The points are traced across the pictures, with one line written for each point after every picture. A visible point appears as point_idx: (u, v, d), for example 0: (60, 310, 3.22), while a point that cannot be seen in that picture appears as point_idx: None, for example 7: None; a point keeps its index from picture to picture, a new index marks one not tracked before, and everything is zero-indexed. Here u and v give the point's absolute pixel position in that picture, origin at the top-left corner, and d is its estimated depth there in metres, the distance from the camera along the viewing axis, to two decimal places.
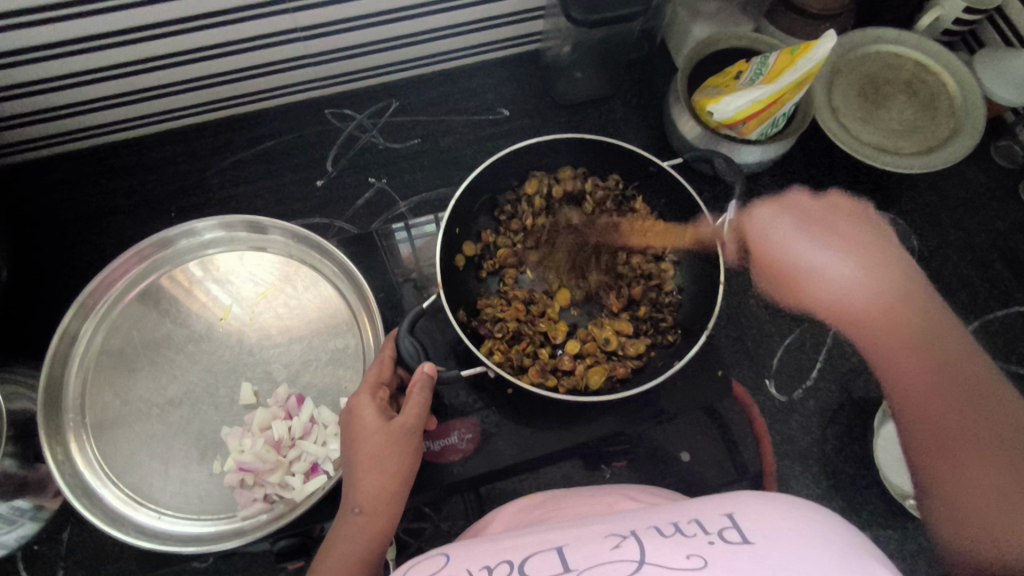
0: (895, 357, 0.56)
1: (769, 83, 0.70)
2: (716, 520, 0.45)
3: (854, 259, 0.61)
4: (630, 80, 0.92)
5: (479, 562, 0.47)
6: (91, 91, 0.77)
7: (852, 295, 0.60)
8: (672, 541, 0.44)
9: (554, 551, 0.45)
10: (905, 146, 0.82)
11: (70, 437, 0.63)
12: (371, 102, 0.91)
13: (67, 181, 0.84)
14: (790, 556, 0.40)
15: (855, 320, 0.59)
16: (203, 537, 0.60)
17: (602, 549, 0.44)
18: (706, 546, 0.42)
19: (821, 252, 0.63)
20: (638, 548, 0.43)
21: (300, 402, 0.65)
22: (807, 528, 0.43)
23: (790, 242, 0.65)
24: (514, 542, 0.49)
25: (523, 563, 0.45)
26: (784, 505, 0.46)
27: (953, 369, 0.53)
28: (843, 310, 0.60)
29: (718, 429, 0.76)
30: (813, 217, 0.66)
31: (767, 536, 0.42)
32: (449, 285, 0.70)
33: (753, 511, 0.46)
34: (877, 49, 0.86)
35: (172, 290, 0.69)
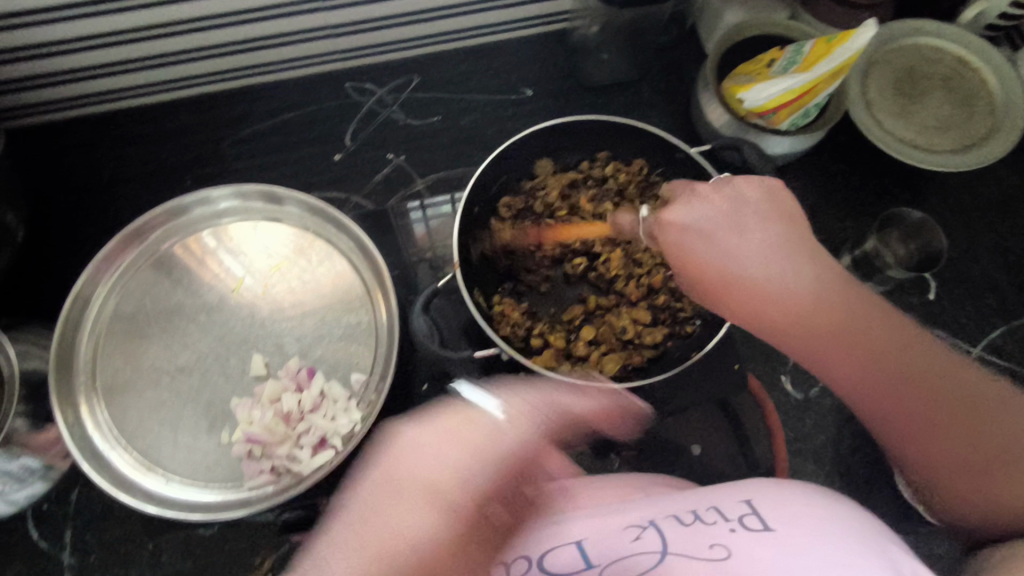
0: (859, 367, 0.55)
1: (804, 72, 0.68)
2: (734, 508, 0.46)
3: (780, 253, 0.58)
4: (658, 65, 0.90)
5: (497, 555, 0.47)
6: (111, 53, 0.76)
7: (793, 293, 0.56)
8: (694, 529, 0.44)
9: (572, 545, 0.46)
10: (941, 144, 0.79)
11: (80, 400, 0.63)
12: (393, 77, 0.89)
13: (85, 144, 0.84)
14: (812, 542, 0.41)
15: (798, 328, 0.56)
16: (209, 506, 0.60)
17: (621, 544, 0.44)
18: (727, 534, 0.42)
19: (747, 243, 0.59)
20: (660, 539, 0.43)
21: (311, 375, 0.65)
22: (826, 516, 0.44)
23: (716, 244, 0.59)
24: (531, 531, 0.49)
25: (542, 558, 0.45)
26: (800, 494, 0.47)
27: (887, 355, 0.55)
28: (788, 310, 0.56)
29: (731, 425, 0.73)
30: (730, 206, 0.60)
31: (788, 526, 0.42)
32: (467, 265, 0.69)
33: (770, 500, 0.46)
34: (915, 42, 0.83)
35: (187, 259, 0.69)
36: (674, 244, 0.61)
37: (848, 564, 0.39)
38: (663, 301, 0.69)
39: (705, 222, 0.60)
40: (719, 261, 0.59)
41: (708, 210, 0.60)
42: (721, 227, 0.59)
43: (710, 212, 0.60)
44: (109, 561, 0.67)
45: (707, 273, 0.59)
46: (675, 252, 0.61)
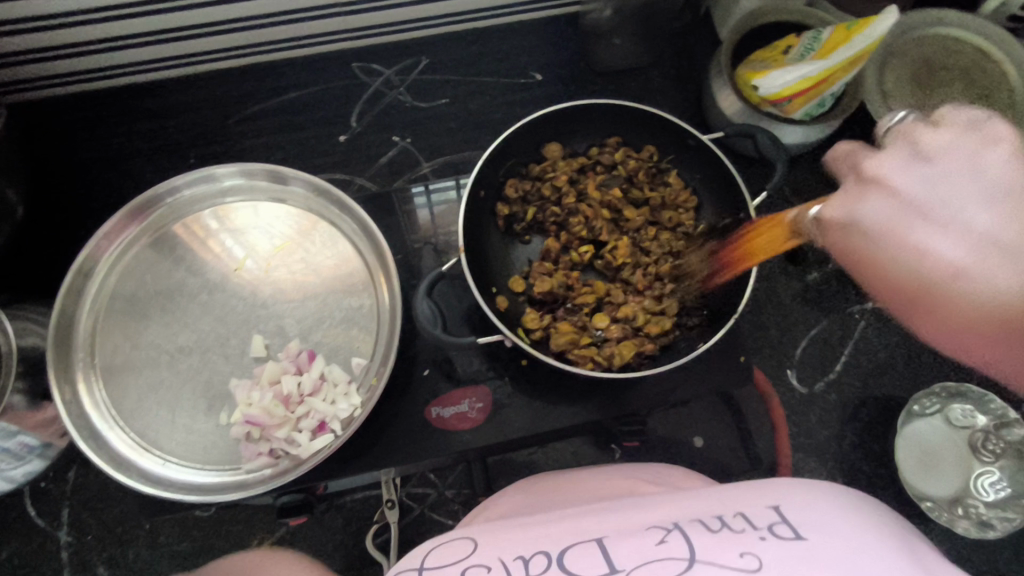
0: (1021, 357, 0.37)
1: (820, 59, 0.66)
2: (763, 514, 0.44)
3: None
4: (671, 50, 0.88)
5: (513, 551, 0.45)
6: (114, 28, 0.74)
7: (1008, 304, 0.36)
8: (722, 537, 0.42)
9: (594, 544, 0.44)
10: None
11: (78, 378, 0.62)
12: (400, 58, 0.88)
13: (87, 120, 0.83)
14: (847, 556, 0.39)
15: (1005, 335, 0.37)
16: (206, 488, 0.59)
17: (646, 545, 0.43)
18: (758, 542, 0.40)
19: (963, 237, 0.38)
20: (686, 546, 0.41)
21: (311, 358, 0.64)
22: (861, 526, 0.42)
23: (901, 242, 0.38)
24: (548, 529, 0.47)
25: (562, 556, 0.43)
26: (830, 501, 0.46)
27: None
28: (997, 322, 0.36)
29: (732, 417, 0.73)
30: (938, 175, 0.38)
31: (821, 534, 0.41)
32: (471, 247, 0.68)
33: (800, 508, 0.44)
34: (936, 32, 0.81)
35: (188, 237, 0.68)
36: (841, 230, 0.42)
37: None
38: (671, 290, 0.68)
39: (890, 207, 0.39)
40: (910, 263, 0.38)
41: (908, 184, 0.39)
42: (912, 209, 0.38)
43: (909, 190, 0.38)
44: (107, 540, 0.67)
45: (891, 282, 0.40)
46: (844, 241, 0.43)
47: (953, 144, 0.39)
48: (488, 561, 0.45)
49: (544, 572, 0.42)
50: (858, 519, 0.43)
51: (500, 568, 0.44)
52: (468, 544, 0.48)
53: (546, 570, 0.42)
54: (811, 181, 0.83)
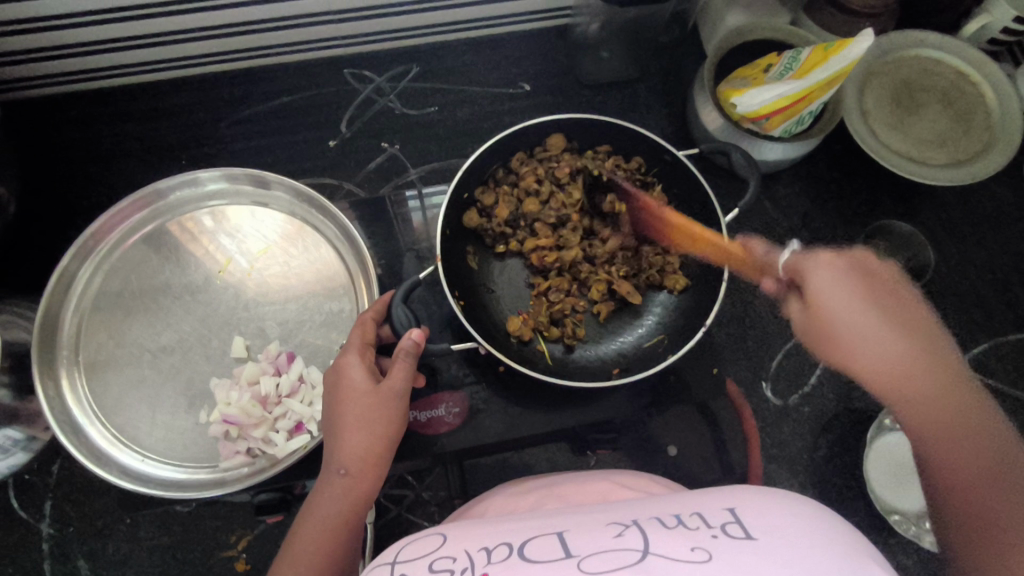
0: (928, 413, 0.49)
1: (798, 79, 0.68)
2: (719, 514, 0.45)
3: (891, 331, 0.51)
4: (657, 64, 0.90)
5: (477, 543, 0.46)
6: (108, 30, 0.76)
7: (892, 366, 0.50)
8: (676, 533, 0.43)
9: (554, 536, 0.45)
10: (933, 157, 0.79)
11: (61, 373, 0.64)
12: (392, 66, 0.89)
13: (81, 119, 0.84)
14: (793, 553, 0.40)
15: (881, 387, 0.50)
16: (184, 484, 0.60)
17: (604, 537, 0.44)
18: (709, 539, 0.42)
19: (861, 324, 0.51)
20: (641, 538, 0.43)
21: (290, 360, 0.65)
22: (812, 526, 0.43)
23: (853, 305, 0.52)
24: (516, 525, 0.49)
25: (522, 546, 0.45)
26: (786, 500, 0.46)
27: (988, 447, 0.48)
28: (889, 365, 0.50)
29: (707, 427, 0.75)
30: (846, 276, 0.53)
31: (770, 534, 0.42)
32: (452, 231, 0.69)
33: (755, 507, 0.45)
34: (917, 53, 0.83)
35: (175, 238, 0.69)
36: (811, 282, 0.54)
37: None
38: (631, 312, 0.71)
39: (841, 284, 0.52)
40: (873, 337, 0.50)
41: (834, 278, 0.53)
42: (855, 281, 0.53)
43: (845, 274, 0.53)
44: (88, 532, 0.68)
45: (867, 360, 0.50)
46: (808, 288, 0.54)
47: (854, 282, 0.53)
48: (455, 552, 0.46)
49: (504, 560, 0.44)
50: (811, 515, 0.44)
51: (463, 558, 0.45)
52: (436, 540, 0.48)
53: (507, 557, 0.44)
54: (791, 196, 0.84)
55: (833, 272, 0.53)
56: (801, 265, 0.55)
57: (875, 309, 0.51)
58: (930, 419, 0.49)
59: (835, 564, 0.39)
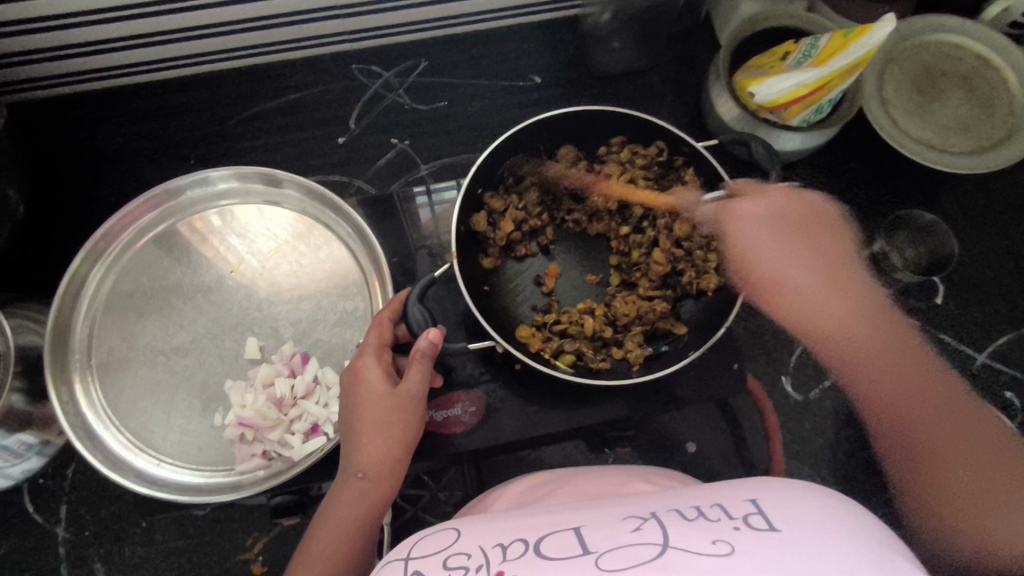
0: (901, 391, 0.59)
1: (817, 66, 0.66)
2: (740, 506, 0.44)
3: (818, 272, 0.63)
4: (669, 54, 0.88)
5: (492, 539, 0.46)
6: (111, 29, 0.74)
7: (797, 288, 0.62)
8: (697, 527, 0.42)
9: (570, 532, 0.44)
10: (955, 144, 0.77)
11: (75, 379, 0.63)
12: (400, 60, 0.88)
13: (88, 119, 0.83)
14: (820, 547, 0.38)
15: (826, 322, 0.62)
16: (200, 488, 0.60)
17: (622, 532, 0.43)
18: (732, 532, 0.40)
19: (775, 260, 0.63)
20: (661, 533, 0.42)
21: (304, 361, 0.64)
22: (839, 520, 0.41)
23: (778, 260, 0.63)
24: (530, 519, 0.48)
25: (538, 543, 0.44)
26: (812, 493, 0.45)
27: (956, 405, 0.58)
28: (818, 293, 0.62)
29: (727, 423, 0.74)
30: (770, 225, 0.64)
31: (794, 526, 0.40)
32: (467, 229, 0.69)
33: (777, 498, 0.44)
34: (937, 38, 0.81)
35: (187, 237, 0.68)
36: (736, 236, 0.65)
37: (857, 572, 0.36)
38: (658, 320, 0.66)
39: (757, 229, 0.64)
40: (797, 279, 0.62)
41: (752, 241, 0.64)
42: (789, 233, 0.64)
43: (766, 221, 0.64)
44: (104, 537, 0.68)
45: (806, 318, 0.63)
46: (734, 243, 0.65)
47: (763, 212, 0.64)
48: (469, 548, 0.45)
49: (520, 557, 0.43)
50: (839, 512, 0.42)
51: (478, 556, 0.44)
52: (451, 535, 0.48)
53: (522, 554, 0.43)
54: (808, 186, 0.83)
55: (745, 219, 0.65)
56: (726, 214, 0.66)
57: (798, 248, 0.63)
58: (912, 400, 0.58)
59: (865, 562, 0.37)
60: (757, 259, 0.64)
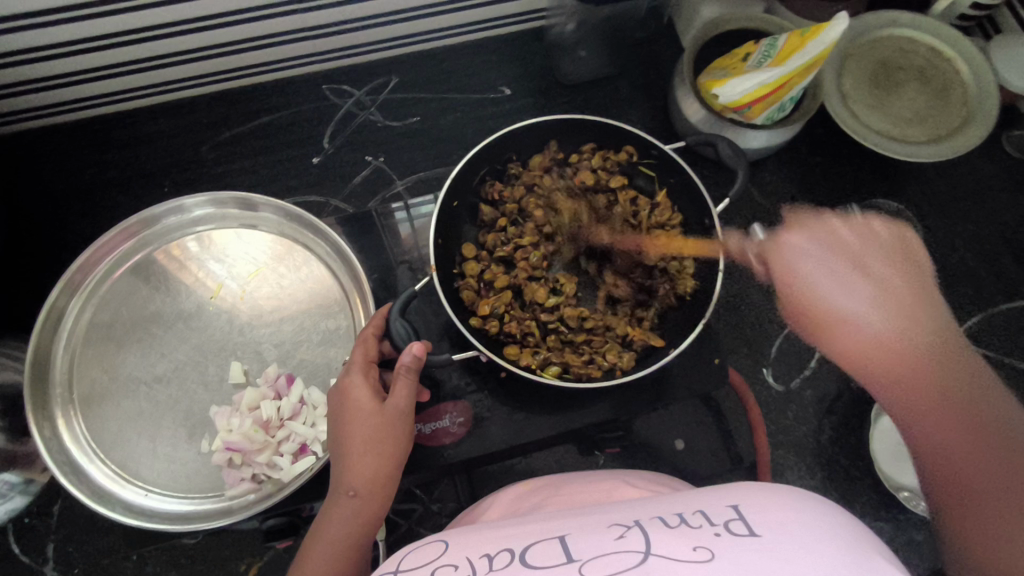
0: (923, 400, 0.52)
1: (777, 66, 0.68)
2: (722, 512, 0.45)
3: (881, 302, 0.56)
4: (635, 60, 0.90)
5: (479, 550, 0.46)
6: (78, 62, 0.74)
7: (876, 338, 0.55)
8: (678, 534, 0.43)
9: (556, 540, 0.45)
10: (914, 135, 0.80)
11: (56, 414, 0.62)
12: (370, 78, 0.89)
13: (59, 153, 0.83)
14: (798, 549, 0.39)
15: (872, 370, 0.55)
16: (190, 516, 0.59)
17: (605, 540, 0.44)
18: (712, 538, 0.41)
19: (837, 290, 0.57)
20: (644, 540, 0.42)
21: (289, 382, 0.64)
22: (819, 523, 0.42)
23: (824, 279, 0.57)
24: (517, 530, 0.49)
25: (524, 552, 0.44)
26: (792, 497, 0.46)
27: (953, 387, 0.52)
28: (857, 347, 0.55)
29: (713, 418, 0.74)
30: (822, 262, 0.58)
31: (775, 530, 0.41)
32: (443, 241, 0.69)
33: (758, 505, 0.45)
34: (890, 33, 0.84)
35: (162, 268, 0.68)
36: (781, 266, 0.60)
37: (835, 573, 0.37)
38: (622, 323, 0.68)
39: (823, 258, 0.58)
40: (842, 304, 0.56)
41: (816, 274, 0.58)
42: (837, 255, 0.58)
43: (817, 253, 0.59)
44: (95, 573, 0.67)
45: (863, 356, 0.55)
46: (783, 278, 0.59)
47: (814, 244, 0.59)
48: (456, 560, 0.46)
49: (505, 567, 0.44)
50: (815, 513, 0.43)
51: (465, 567, 0.45)
52: (438, 547, 0.48)
53: (509, 564, 0.44)
54: (777, 182, 0.85)
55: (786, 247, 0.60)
56: (773, 248, 0.61)
57: (868, 283, 0.56)
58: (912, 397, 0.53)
59: (848, 566, 0.38)
60: (826, 297, 0.57)
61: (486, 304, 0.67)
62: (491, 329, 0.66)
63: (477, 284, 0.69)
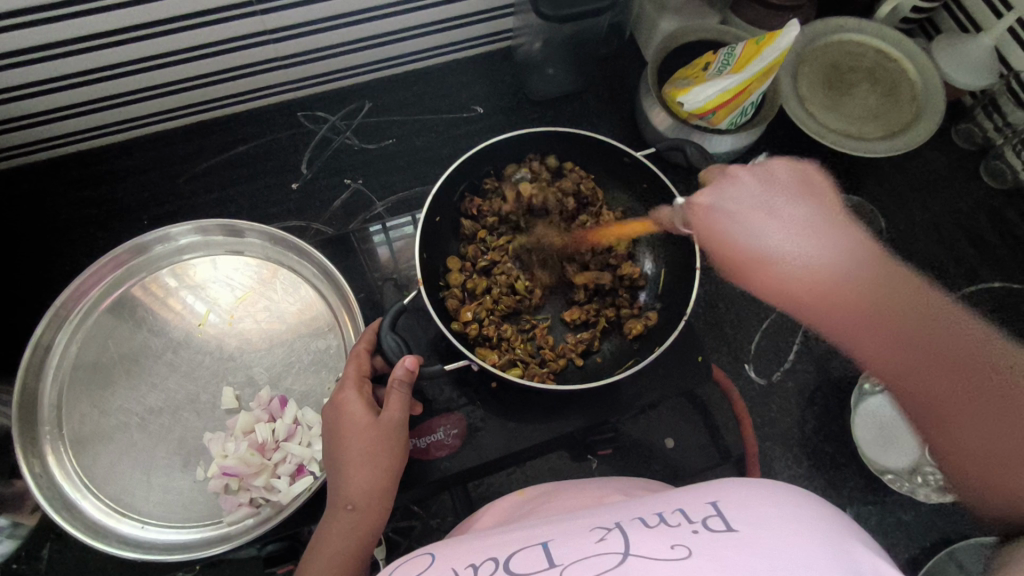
0: (863, 325, 0.63)
1: (735, 73, 0.71)
2: (700, 510, 0.46)
3: (817, 238, 0.69)
4: (602, 75, 0.93)
5: (465, 560, 0.47)
6: (54, 99, 0.75)
7: (818, 278, 0.67)
8: (658, 533, 0.44)
9: (538, 547, 0.46)
10: (870, 132, 0.84)
11: (46, 450, 0.61)
12: (344, 104, 0.90)
13: (34, 192, 0.82)
14: (772, 540, 0.41)
15: (827, 306, 0.66)
16: (189, 545, 0.59)
17: (586, 544, 0.44)
18: (689, 536, 0.43)
19: (758, 229, 0.70)
20: (623, 542, 0.44)
21: (283, 404, 0.64)
22: (793, 513, 0.44)
23: (738, 224, 0.70)
24: (501, 538, 0.49)
25: (509, 560, 0.45)
26: (767, 491, 0.47)
27: (900, 314, 0.62)
28: (798, 288, 0.68)
29: (700, 415, 0.75)
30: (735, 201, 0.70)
31: (750, 524, 0.43)
32: (428, 256, 0.71)
33: (735, 500, 0.46)
34: (838, 38, 0.88)
35: (148, 299, 0.68)
36: (703, 224, 0.71)
37: (811, 564, 0.39)
38: (588, 336, 0.70)
39: (744, 199, 0.70)
40: (755, 242, 0.71)
41: (753, 202, 0.71)
42: (755, 206, 0.71)
43: (738, 196, 0.70)
44: None
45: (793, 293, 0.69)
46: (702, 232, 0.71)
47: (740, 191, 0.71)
48: (443, 571, 0.46)
49: None
50: (787, 505, 0.45)
51: None
52: (426, 559, 0.49)
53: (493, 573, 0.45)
54: None
55: (717, 184, 0.70)
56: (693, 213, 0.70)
57: (783, 220, 0.70)
58: (875, 332, 0.62)
59: (818, 550, 0.40)
60: (746, 241, 0.71)
61: (467, 309, 0.68)
62: (474, 335, 0.68)
63: (461, 293, 0.71)
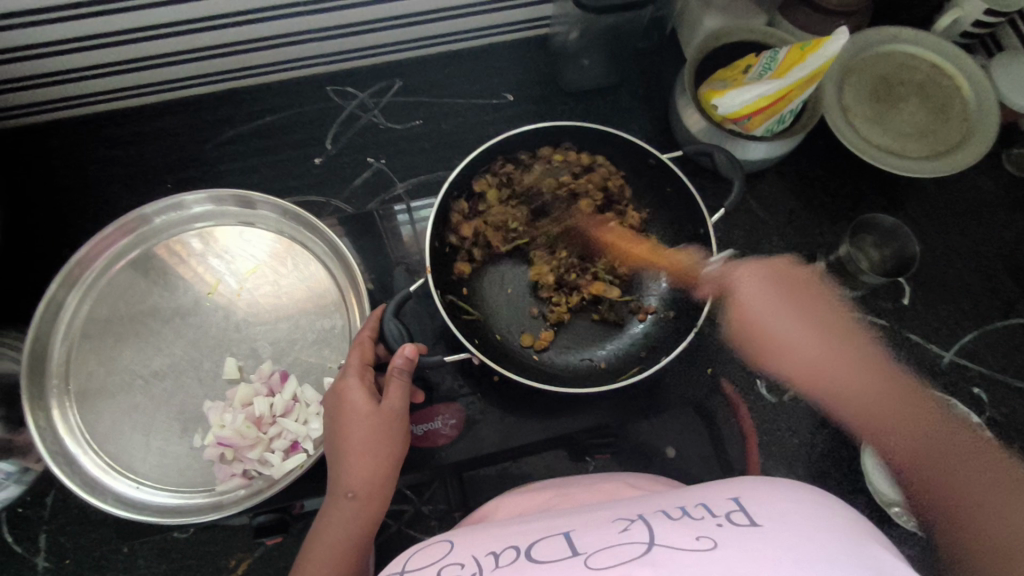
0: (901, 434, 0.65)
1: (777, 78, 0.68)
2: (723, 504, 0.45)
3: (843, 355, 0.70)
4: (638, 70, 0.91)
5: (484, 548, 0.46)
6: (91, 57, 0.76)
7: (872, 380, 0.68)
8: (681, 525, 0.43)
9: (560, 537, 0.45)
10: (913, 150, 0.80)
11: (52, 403, 0.63)
12: (374, 82, 0.89)
13: (65, 147, 0.84)
14: (795, 535, 0.40)
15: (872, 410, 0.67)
16: (179, 510, 0.60)
17: (610, 534, 0.43)
18: (714, 528, 0.41)
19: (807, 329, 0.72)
20: (647, 533, 0.42)
21: (283, 378, 0.65)
22: (818, 512, 0.43)
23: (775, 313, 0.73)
24: (520, 528, 0.49)
25: (530, 547, 0.45)
26: (791, 490, 0.46)
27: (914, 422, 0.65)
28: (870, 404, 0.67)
29: (706, 425, 0.72)
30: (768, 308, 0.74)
31: (774, 519, 0.42)
32: (439, 243, 0.70)
33: (758, 496, 0.45)
34: (891, 49, 0.84)
35: (160, 263, 0.69)
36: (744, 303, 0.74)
37: (834, 558, 0.38)
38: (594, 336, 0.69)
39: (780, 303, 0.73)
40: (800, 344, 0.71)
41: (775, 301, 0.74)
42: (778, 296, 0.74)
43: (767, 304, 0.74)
44: (84, 565, 0.67)
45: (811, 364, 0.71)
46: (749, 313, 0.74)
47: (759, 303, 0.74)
48: (463, 558, 0.46)
49: (511, 562, 0.44)
50: (809, 501, 0.44)
51: (470, 563, 0.45)
52: (444, 547, 0.49)
53: (514, 560, 0.44)
54: (775, 193, 0.85)
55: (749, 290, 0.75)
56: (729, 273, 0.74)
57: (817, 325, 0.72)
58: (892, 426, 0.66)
59: (841, 545, 0.39)
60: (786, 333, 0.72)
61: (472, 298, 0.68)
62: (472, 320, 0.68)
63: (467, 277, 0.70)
